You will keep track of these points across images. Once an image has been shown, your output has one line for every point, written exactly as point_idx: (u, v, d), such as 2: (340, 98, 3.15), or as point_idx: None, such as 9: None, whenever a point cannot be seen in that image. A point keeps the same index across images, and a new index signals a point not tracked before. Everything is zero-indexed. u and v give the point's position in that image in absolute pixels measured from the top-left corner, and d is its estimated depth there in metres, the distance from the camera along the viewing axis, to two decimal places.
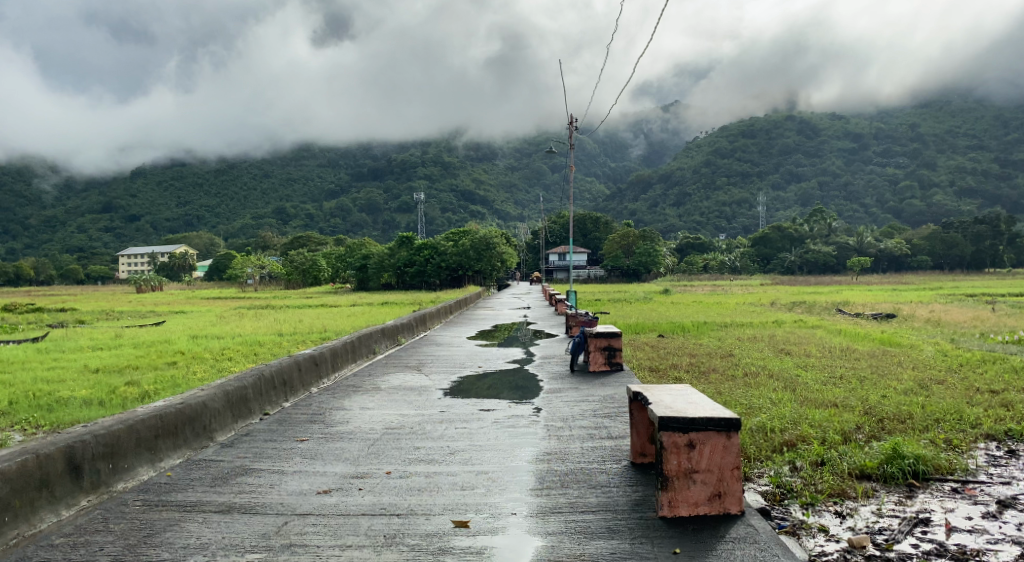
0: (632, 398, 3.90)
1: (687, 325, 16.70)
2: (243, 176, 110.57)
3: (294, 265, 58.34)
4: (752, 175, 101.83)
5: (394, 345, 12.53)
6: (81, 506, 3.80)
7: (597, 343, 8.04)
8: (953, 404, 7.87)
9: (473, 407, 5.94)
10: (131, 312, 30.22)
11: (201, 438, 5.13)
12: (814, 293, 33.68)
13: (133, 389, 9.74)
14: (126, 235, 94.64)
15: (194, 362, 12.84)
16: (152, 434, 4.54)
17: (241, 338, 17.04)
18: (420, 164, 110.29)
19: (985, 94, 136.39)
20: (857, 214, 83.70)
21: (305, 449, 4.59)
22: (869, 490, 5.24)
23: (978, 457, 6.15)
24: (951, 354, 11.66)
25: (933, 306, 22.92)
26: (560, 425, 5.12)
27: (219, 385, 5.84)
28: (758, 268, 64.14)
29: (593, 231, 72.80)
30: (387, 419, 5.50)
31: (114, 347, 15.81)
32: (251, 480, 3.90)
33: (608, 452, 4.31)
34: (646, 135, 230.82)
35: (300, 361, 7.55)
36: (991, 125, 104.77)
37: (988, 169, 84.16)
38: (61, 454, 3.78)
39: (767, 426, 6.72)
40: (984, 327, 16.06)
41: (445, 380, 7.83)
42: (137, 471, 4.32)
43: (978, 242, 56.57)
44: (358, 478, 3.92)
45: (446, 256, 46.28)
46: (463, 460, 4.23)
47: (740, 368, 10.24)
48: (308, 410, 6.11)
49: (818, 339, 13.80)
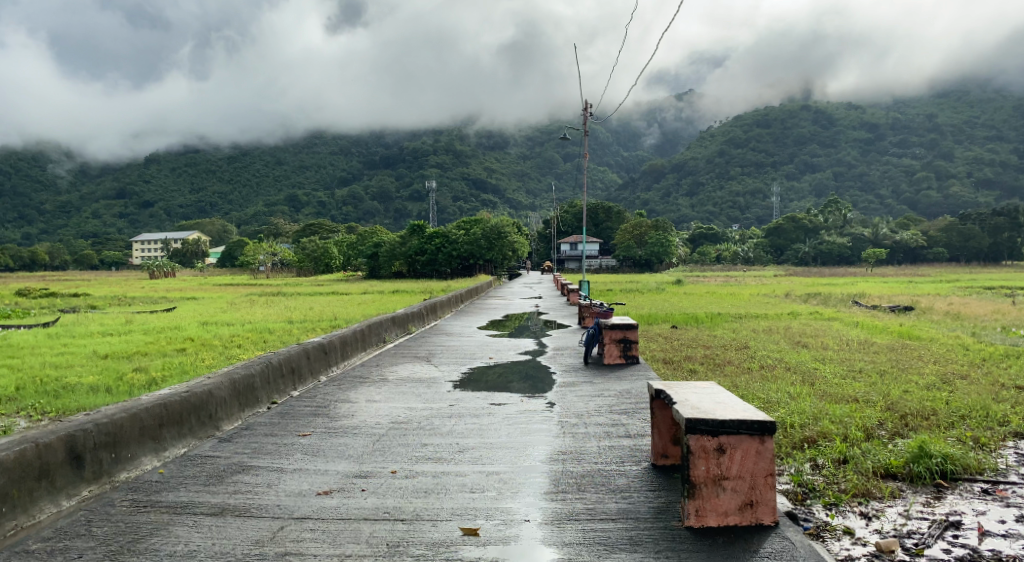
0: (654, 395, 3.66)
1: (701, 316, 16.39)
2: (256, 163, 110.68)
3: (305, 252, 58.17)
4: (766, 166, 100.90)
5: (404, 333, 12.33)
6: (82, 496, 3.61)
7: (612, 335, 7.79)
8: (978, 400, 7.58)
9: (483, 401, 5.71)
10: (145, 297, 30.25)
11: (206, 427, 4.92)
12: (829, 285, 33.36)
13: (140, 375, 9.56)
14: (140, 221, 95.55)
15: (202, 349, 12.58)
16: (156, 422, 4.33)
17: (251, 325, 16.82)
18: (432, 152, 110.07)
19: (1004, 84, 134.31)
20: (873, 206, 82.80)
21: (309, 445, 4.36)
22: (896, 491, 4.96)
23: (1007, 457, 5.86)
24: (973, 348, 11.31)
25: (950, 299, 22.40)
26: (575, 422, 4.85)
27: (226, 373, 5.64)
28: (772, 259, 63.57)
29: (605, 222, 72.45)
30: (393, 412, 5.28)
31: (123, 334, 15.62)
32: (248, 479, 3.69)
33: (627, 451, 4.07)
34: (659, 125, 229.43)
35: (309, 349, 7.33)
36: (1011, 115, 102.95)
37: (1007, 161, 82.95)
38: (62, 442, 3.59)
39: (786, 422, 6.42)
40: (1005, 321, 15.55)
41: (455, 371, 7.63)
42: (140, 461, 4.11)
43: (995, 234, 55.50)
44: (362, 478, 3.70)
45: (458, 245, 45.76)
46: (474, 458, 4.00)
47: (756, 360, 9.97)
48: (315, 402, 5.89)
49: (835, 332, 13.48)
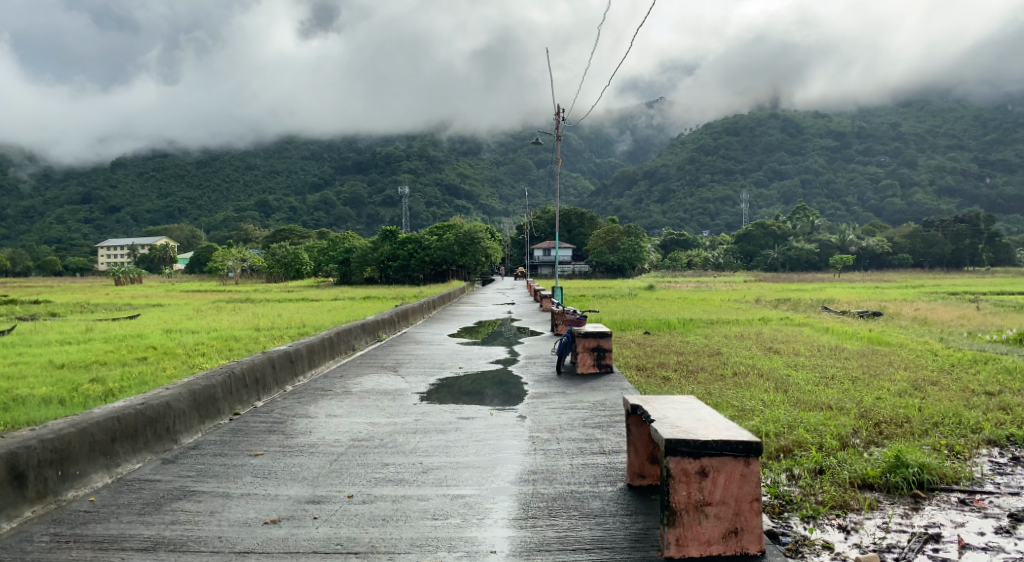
0: (630, 411, 3.42)
1: (674, 322, 16.23)
2: (225, 168, 108.85)
3: (275, 258, 57.06)
4: (735, 173, 102.48)
5: (374, 340, 12.00)
6: (23, 518, 3.31)
7: (585, 343, 7.58)
8: (951, 407, 7.49)
9: (450, 415, 5.42)
10: (108, 304, 29.30)
11: (164, 441, 4.61)
12: (797, 290, 33.70)
13: (97, 386, 9.10)
14: (107, 227, 93.34)
15: (165, 358, 12.15)
16: (108, 437, 4.04)
17: (218, 333, 16.28)
18: (405, 158, 109.37)
19: (963, 95, 138.62)
20: (839, 212, 84.27)
21: (260, 466, 4.05)
22: (874, 502, 4.78)
23: (982, 465, 5.76)
24: (942, 354, 11.31)
25: (917, 304, 22.78)
26: (547, 437, 4.62)
27: (185, 383, 5.31)
28: (741, 265, 64.18)
29: (578, 227, 72.62)
30: (354, 429, 4.97)
31: (83, 342, 15.04)
32: (189, 507, 3.37)
33: (601, 470, 3.83)
34: (632, 131, 232.19)
35: (274, 358, 7.00)
36: (971, 126, 106.09)
37: (968, 169, 85.42)
38: (2, 459, 3.28)
39: (761, 430, 6.24)
40: (971, 327, 15.76)
41: (422, 381, 7.29)
42: (89, 477, 3.82)
43: (957, 240, 57.21)
44: (315, 502, 3.41)
45: (430, 251, 45.41)
46: (438, 480, 3.73)
47: (729, 367, 9.84)
48: (279, 416, 5.57)
49: (806, 337, 13.46)
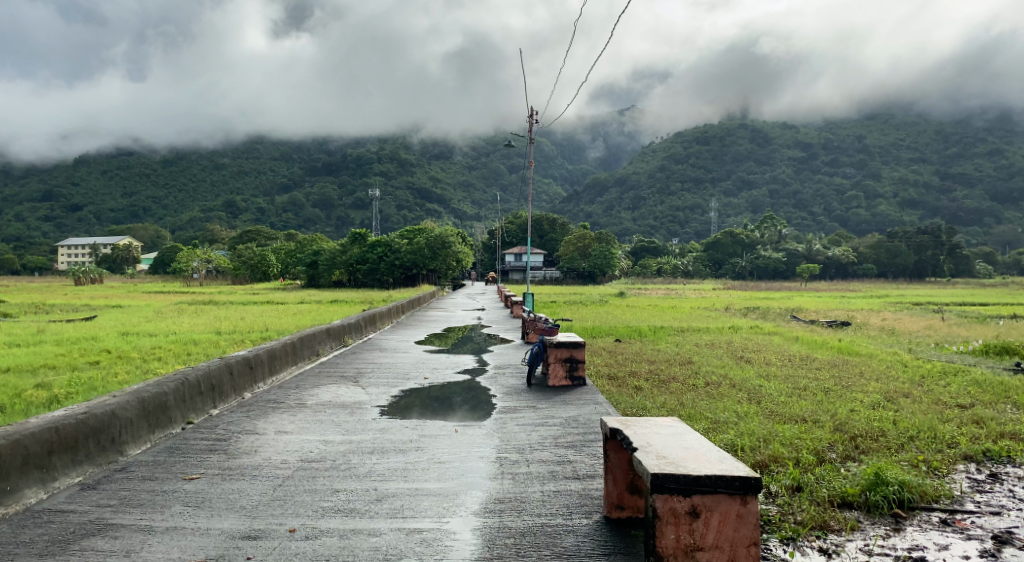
0: (608, 435, 3.08)
1: (644, 329, 16.05)
2: (192, 167, 106.53)
3: (241, 259, 55.81)
4: (704, 182, 103.68)
5: (338, 345, 11.51)
6: None
7: (558, 354, 7.22)
8: (925, 421, 7.25)
9: (413, 431, 5.03)
10: (65, 304, 28.14)
11: (107, 452, 4.18)
12: (767, 298, 34.15)
13: (41, 392, 8.48)
14: (67, 225, 90.94)
15: (118, 362, 11.44)
16: (45, 449, 3.63)
17: (176, 336, 15.50)
18: (376, 160, 108.14)
19: (925, 109, 142.93)
20: (806, 222, 85.23)
21: (194, 492, 3.62)
22: (855, 523, 4.51)
23: (961, 482, 5.54)
24: (912, 366, 11.16)
25: (884, 314, 22.91)
26: (517, 458, 4.26)
27: (134, 390, 4.81)
28: (710, 272, 64.88)
29: (549, 233, 72.74)
30: (305, 448, 4.55)
31: (33, 345, 14.25)
32: (103, 545, 2.93)
33: (576, 499, 3.48)
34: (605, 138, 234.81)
35: (232, 364, 6.51)
36: (932, 139, 109.17)
37: (929, 182, 87.68)
38: None
39: (735, 445, 5.96)
40: (939, 337, 15.81)
41: (384, 393, 6.82)
42: (21, 494, 3.42)
43: (920, 251, 58.86)
44: (252, 540, 2.98)
45: (400, 254, 44.47)
46: (394, 510, 3.34)
47: (701, 376, 9.58)
48: (234, 428, 5.14)
49: (776, 346, 13.33)
